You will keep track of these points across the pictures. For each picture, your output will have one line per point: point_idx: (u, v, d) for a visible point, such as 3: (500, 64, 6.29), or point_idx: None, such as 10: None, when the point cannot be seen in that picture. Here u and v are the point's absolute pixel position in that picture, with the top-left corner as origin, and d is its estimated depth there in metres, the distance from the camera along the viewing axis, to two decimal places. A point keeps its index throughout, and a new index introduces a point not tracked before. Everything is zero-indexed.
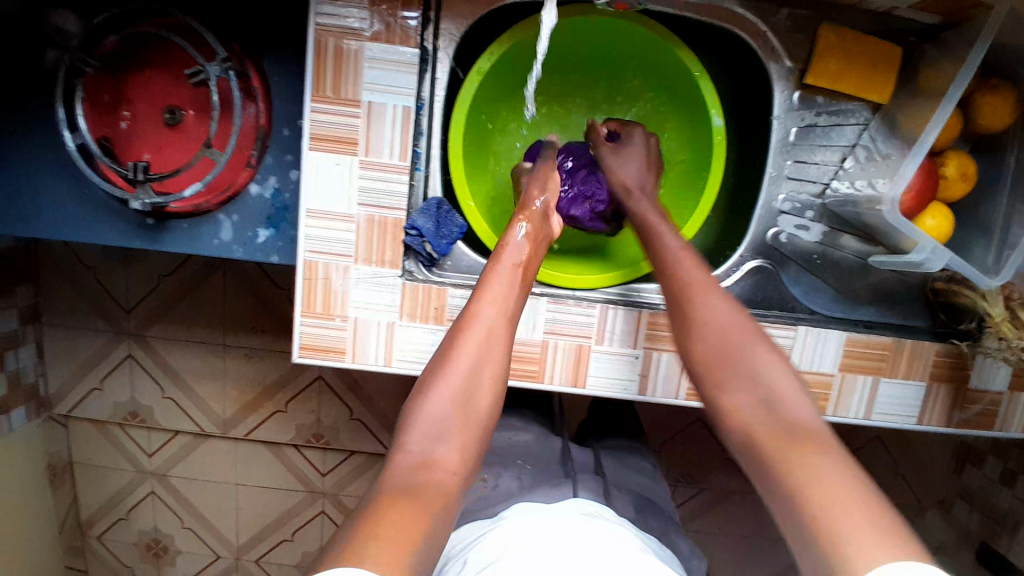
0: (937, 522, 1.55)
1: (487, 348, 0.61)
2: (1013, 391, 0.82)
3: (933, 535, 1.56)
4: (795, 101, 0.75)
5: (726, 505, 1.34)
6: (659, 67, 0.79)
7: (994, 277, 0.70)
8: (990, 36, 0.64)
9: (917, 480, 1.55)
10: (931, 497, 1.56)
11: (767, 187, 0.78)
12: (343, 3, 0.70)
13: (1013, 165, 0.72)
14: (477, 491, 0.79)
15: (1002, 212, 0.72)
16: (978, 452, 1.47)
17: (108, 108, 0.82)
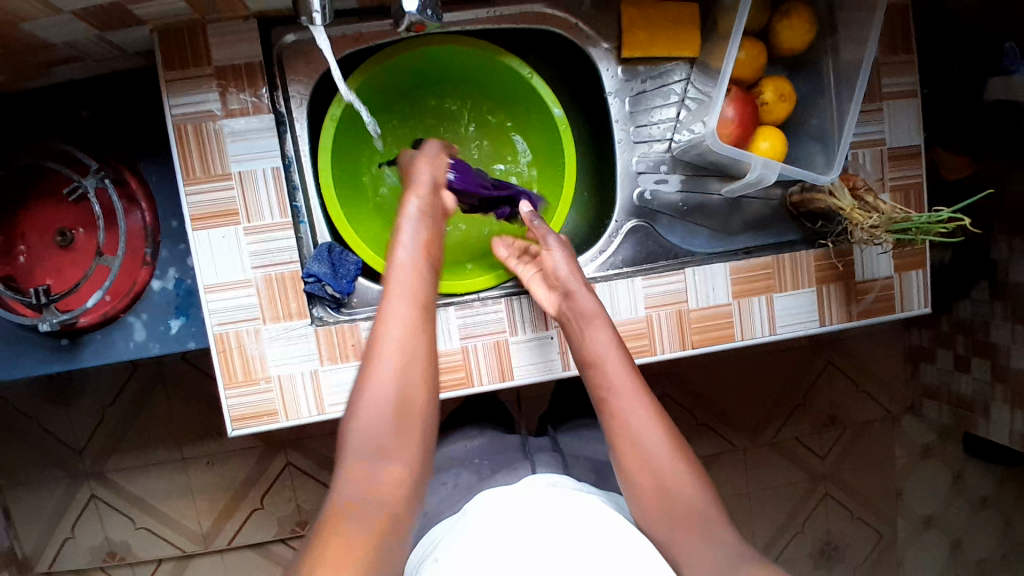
0: (915, 428, 1.48)
1: (412, 351, 0.59)
2: (900, 271, 0.88)
3: (915, 441, 1.49)
4: (621, 75, 0.83)
5: (718, 464, 1.44)
6: (497, 77, 0.86)
7: (829, 173, 0.79)
8: None
9: (880, 390, 1.47)
10: (902, 405, 1.48)
11: (621, 154, 0.86)
12: (195, 90, 0.75)
13: (832, 71, 0.81)
14: (438, 492, 0.80)
15: (834, 116, 0.81)
16: (928, 349, 1.38)
17: (4, 248, 0.84)
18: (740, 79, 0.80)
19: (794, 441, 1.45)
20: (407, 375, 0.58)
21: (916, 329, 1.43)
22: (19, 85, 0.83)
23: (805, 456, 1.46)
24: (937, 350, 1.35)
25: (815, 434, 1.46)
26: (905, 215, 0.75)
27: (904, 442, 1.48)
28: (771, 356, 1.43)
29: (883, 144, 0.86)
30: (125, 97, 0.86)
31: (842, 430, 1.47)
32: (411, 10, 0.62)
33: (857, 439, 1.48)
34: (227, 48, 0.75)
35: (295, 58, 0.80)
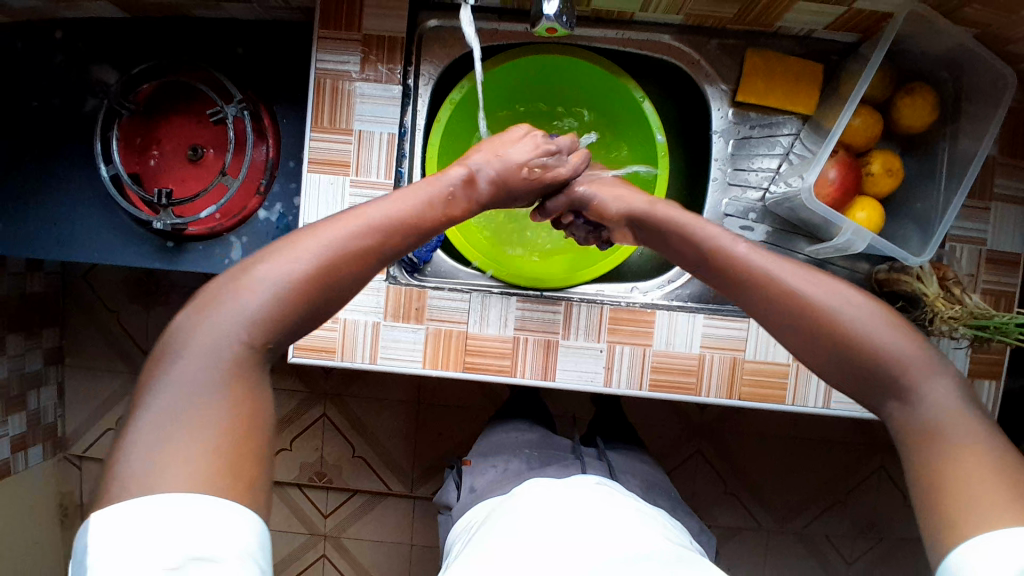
0: None
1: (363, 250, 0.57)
2: (973, 377, 0.84)
3: None
4: (731, 117, 0.85)
5: (736, 539, 1.39)
6: (611, 96, 0.90)
7: (919, 257, 0.78)
8: (891, 39, 0.74)
9: None
10: None
11: (712, 194, 0.87)
12: (339, 51, 0.83)
13: (947, 159, 0.80)
14: (489, 473, 0.85)
15: (940, 204, 0.80)
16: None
17: (139, 148, 0.95)
18: (849, 145, 0.80)
19: (823, 536, 1.39)
20: (322, 275, 0.54)
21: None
22: (188, 11, 0.93)
23: (832, 558, 1.40)
24: None
25: (848, 538, 1.39)
26: (987, 311, 0.75)
27: None
28: (820, 440, 1.37)
29: (983, 245, 0.83)
30: (275, 44, 0.95)
31: (877, 541, 1.39)
32: (550, 11, 0.65)
33: (891, 554, 1.40)
34: (376, 19, 0.82)
35: (432, 42, 0.87)
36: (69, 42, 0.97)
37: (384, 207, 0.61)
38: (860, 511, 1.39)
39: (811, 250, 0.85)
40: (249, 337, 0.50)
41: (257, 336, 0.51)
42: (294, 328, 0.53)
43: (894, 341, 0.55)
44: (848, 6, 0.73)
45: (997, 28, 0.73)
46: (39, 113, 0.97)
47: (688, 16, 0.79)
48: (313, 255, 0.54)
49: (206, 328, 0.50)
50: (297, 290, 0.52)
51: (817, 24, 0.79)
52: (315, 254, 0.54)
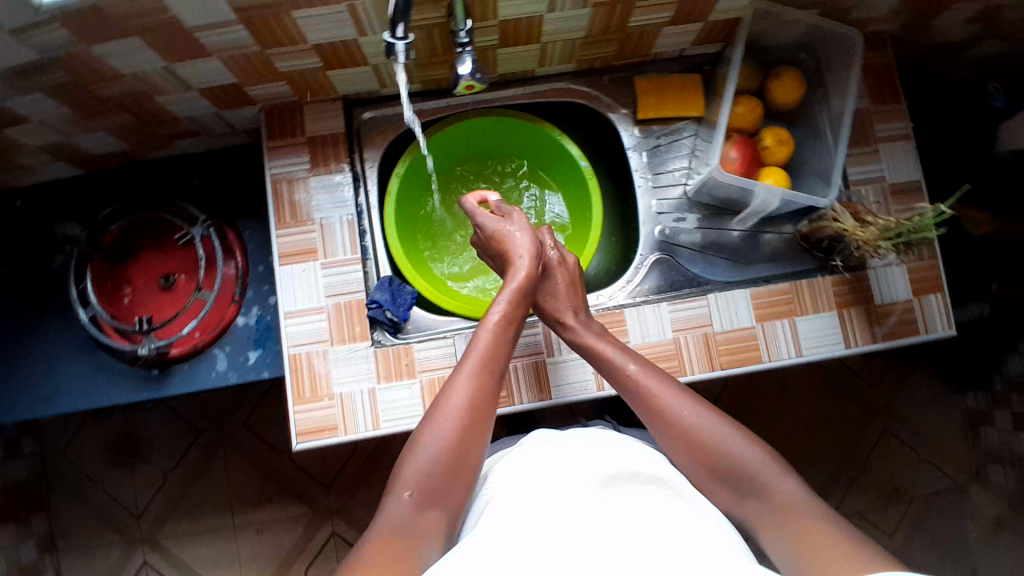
0: (985, 498, 1.39)
1: (467, 422, 0.70)
2: (919, 294, 0.92)
3: (984, 512, 1.38)
4: (637, 133, 0.99)
5: None
6: (534, 142, 1.03)
7: (824, 198, 0.89)
8: (743, 39, 0.90)
9: (943, 459, 1.43)
10: (965, 473, 1.42)
11: (641, 199, 0.99)
12: (290, 156, 0.93)
13: (826, 122, 0.94)
14: (499, 446, 0.89)
15: (832, 158, 0.92)
16: (984, 411, 1.36)
17: (112, 290, 0.99)
18: (742, 129, 0.93)
19: (856, 514, 1.40)
20: (467, 423, 0.70)
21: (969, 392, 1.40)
22: (141, 155, 1.02)
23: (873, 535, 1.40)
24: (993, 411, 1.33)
25: (879, 510, 1.41)
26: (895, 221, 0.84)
27: (971, 514, 1.40)
28: (818, 420, 1.43)
29: (884, 179, 0.95)
30: (227, 170, 1.05)
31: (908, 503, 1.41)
32: (465, 71, 0.77)
33: (925, 516, 1.41)
34: (317, 122, 0.94)
35: (370, 132, 0.98)
36: (29, 207, 1.04)
37: (461, 380, 0.73)
38: (881, 479, 1.42)
39: (738, 222, 0.96)
40: (418, 490, 0.66)
41: (424, 489, 0.66)
42: (456, 471, 0.68)
43: (726, 433, 0.72)
44: (702, 21, 0.88)
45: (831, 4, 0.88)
46: (7, 279, 1.02)
47: (579, 62, 0.95)
48: (434, 449, 0.68)
49: (386, 507, 0.66)
50: (430, 476, 0.67)
51: (683, 43, 0.94)
52: (442, 436, 0.69)
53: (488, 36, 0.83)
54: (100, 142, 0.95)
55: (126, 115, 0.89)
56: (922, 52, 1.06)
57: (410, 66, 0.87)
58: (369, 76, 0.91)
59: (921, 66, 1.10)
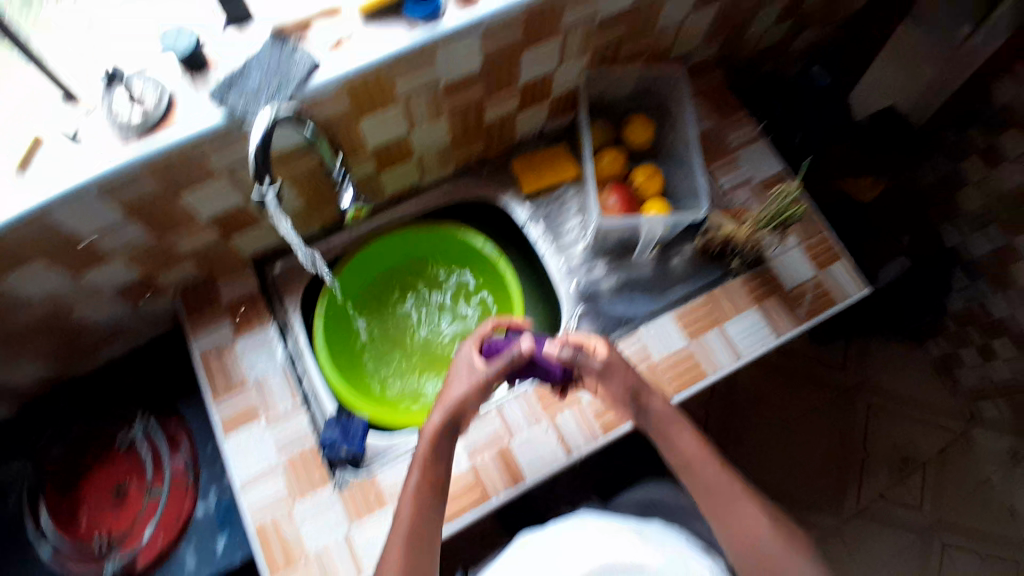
0: (986, 438, 1.58)
1: None
2: (822, 267, 0.98)
3: (998, 449, 1.57)
4: (526, 205, 1.02)
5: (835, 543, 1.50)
6: (442, 244, 1.05)
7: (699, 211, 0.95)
8: (585, 104, 1.00)
9: (935, 412, 1.61)
10: (962, 419, 1.61)
11: (550, 263, 1.01)
12: (215, 324, 0.96)
13: (682, 145, 1.01)
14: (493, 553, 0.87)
15: (696, 177, 0.99)
16: (952, 354, 1.57)
17: (67, 515, 0.96)
18: (613, 176, 1.00)
19: (880, 498, 1.54)
20: None
21: (935, 340, 1.60)
22: (67, 375, 1.02)
23: (908, 510, 1.53)
24: (959, 352, 1.55)
25: (900, 481, 1.55)
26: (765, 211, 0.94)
27: (982, 460, 1.57)
28: (813, 419, 1.62)
29: (751, 179, 1.01)
30: (159, 359, 1.06)
31: (921, 470, 1.56)
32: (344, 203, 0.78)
33: (940, 472, 1.57)
34: (232, 287, 0.98)
35: (285, 281, 1.02)
36: None
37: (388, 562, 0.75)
38: (888, 450, 1.57)
39: (637, 254, 1.01)
40: None
41: None
42: None
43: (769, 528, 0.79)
44: (547, 96, 0.97)
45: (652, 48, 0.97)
46: None
47: (457, 162, 1.01)
48: None
49: None
50: None
51: (538, 119, 1.02)
52: None
53: (364, 164, 0.89)
54: (28, 371, 0.95)
55: (49, 336, 0.91)
56: (747, 59, 1.17)
57: (301, 211, 0.91)
58: (266, 232, 0.95)
59: (752, 72, 1.22)
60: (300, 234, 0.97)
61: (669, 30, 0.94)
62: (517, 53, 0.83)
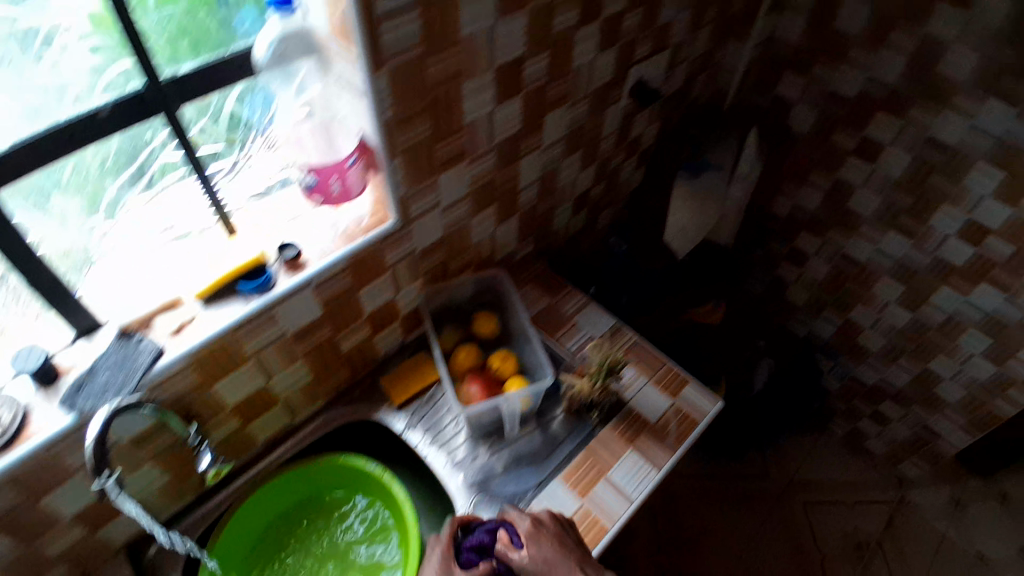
0: (910, 502, 1.85)
1: None
2: (675, 396, 1.08)
3: (938, 504, 1.85)
4: (396, 412, 1.02)
5: None
6: (331, 476, 0.99)
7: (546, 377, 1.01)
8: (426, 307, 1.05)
9: (856, 495, 1.87)
10: (887, 491, 1.87)
11: (433, 464, 0.99)
12: None
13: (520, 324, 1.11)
14: None
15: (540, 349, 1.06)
16: (854, 430, 1.89)
17: None
18: (470, 366, 1.04)
19: None
20: None
21: (833, 424, 1.94)
22: None
23: None
24: (857, 425, 1.87)
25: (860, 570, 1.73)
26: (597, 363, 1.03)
27: (920, 525, 1.81)
28: (768, 538, 1.78)
29: (593, 336, 1.14)
30: None
31: (877, 550, 1.77)
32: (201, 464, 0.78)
33: (895, 547, 1.78)
34: None
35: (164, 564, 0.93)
36: None
37: None
38: (840, 540, 1.79)
39: (510, 429, 1.02)
40: None
41: None
42: None
43: None
44: (396, 313, 1.02)
45: (478, 256, 1.11)
46: None
47: (328, 395, 1.01)
48: None
49: None
50: None
51: (396, 336, 1.06)
52: None
53: (226, 426, 0.87)
54: None
55: None
56: (567, 240, 1.38)
57: (163, 487, 0.87)
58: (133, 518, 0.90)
59: (577, 245, 1.43)
60: (170, 511, 0.91)
61: (485, 241, 1.10)
62: (351, 295, 0.89)
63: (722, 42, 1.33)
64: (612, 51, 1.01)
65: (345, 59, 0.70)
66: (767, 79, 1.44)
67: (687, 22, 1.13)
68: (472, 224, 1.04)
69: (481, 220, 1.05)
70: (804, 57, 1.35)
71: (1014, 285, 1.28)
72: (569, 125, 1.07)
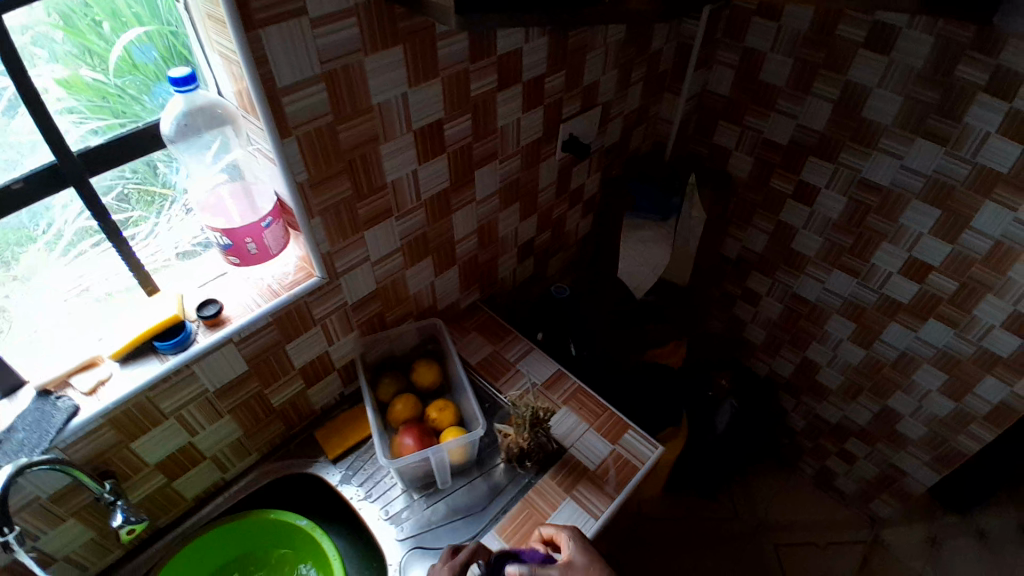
0: (885, 542, 1.82)
1: None
2: (615, 441, 1.06)
3: (913, 543, 1.81)
4: (332, 466, 1.02)
5: None
6: (260, 534, 0.97)
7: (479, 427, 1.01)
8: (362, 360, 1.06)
9: (830, 538, 1.83)
10: (861, 532, 1.84)
11: (366, 518, 0.98)
12: None
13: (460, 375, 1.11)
14: None
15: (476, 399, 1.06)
16: (823, 470, 1.87)
17: None
18: (408, 418, 1.04)
19: None
20: None
21: (802, 464, 1.92)
22: None
23: None
24: (826, 464, 1.85)
25: None
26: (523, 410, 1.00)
27: (897, 566, 1.77)
28: None
29: (535, 382, 1.14)
30: None
31: None
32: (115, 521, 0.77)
33: None
34: None
35: None
36: None
37: None
38: None
39: (442, 482, 1.02)
40: None
41: None
42: None
43: None
44: (331, 367, 1.03)
45: (417, 308, 1.13)
46: None
47: (261, 448, 1.01)
48: None
49: None
50: None
51: (333, 389, 1.07)
52: None
53: (152, 478, 0.87)
54: None
55: None
56: (516, 288, 1.41)
57: (80, 548, 0.85)
58: (65, 569, 0.84)
59: (528, 292, 1.45)
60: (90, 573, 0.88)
61: (423, 291, 1.11)
62: (279, 348, 0.91)
63: (656, 98, 1.40)
64: (538, 111, 1.07)
65: (254, 127, 0.74)
66: (705, 129, 1.50)
67: (614, 82, 1.22)
68: (408, 278, 1.06)
69: (418, 272, 1.07)
70: (735, 109, 1.41)
71: (960, 321, 1.31)
72: (502, 179, 1.11)
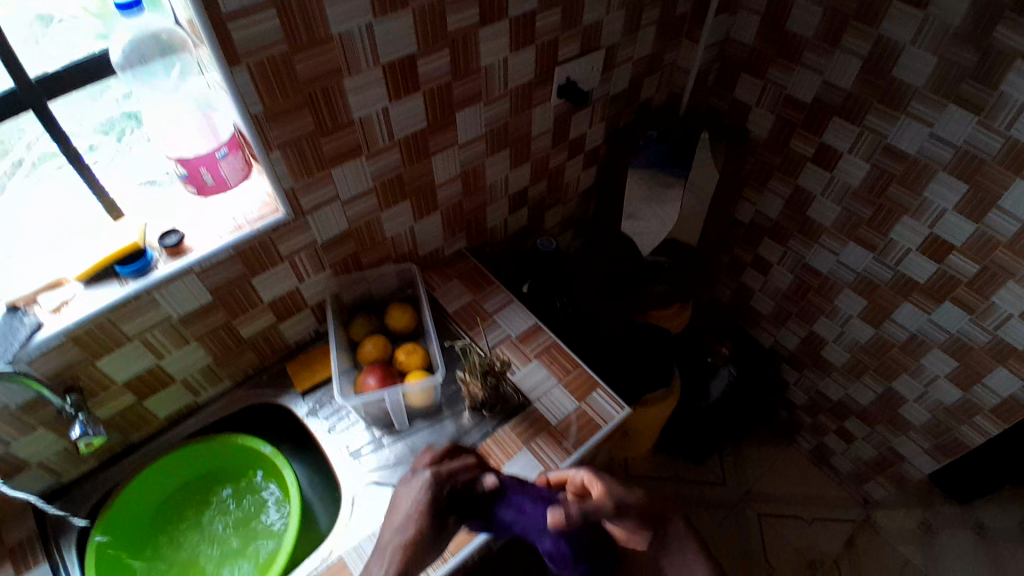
0: (876, 524, 1.78)
1: None
2: (581, 399, 1.05)
3: (905, 528, 1.77)
4: (301, 399, 1.05)
5: None
6: (230, 456, 1.02)
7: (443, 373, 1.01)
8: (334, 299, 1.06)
9: (819, 514, 1.81)
10: (853, 512, 1.81)
11: (327, 450, 1.01)
12: None
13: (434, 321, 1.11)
14: None
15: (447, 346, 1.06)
16: (820, 446, 1.83)
17: None
18: (376, 359, 1.05)
19: None
20: None
21: (801, 438, 1.88)
22: None
23: None
24: (823, 441, 1.81)
25: None
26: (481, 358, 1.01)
27: (886, 549, 1.74)
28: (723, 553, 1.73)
29: (509, 334, 1.13)
30: None
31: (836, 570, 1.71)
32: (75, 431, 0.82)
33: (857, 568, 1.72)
34: None
35: None
36: None
37: None
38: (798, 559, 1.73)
39: (400, 424, 1.04)
40: None
41: None
42: None
43: None
44: (303, 305, 1.04)
45: (395, 252, 1.11)
46: None
47: (234, 376, 1.04)
48: None
49: None
50: None
51: (307, 325, 1.08)
52: None
53: (122, 397, 0.91)
54: None
55: None
56: (509, 237, 1.38)
57: (56, 454, 0.90)
58: (41, 474, 0.90)
59: (521, 243, 1.42)
60: (67, 477, 0.94)
61: (401, 235, 1.10)
62: (243, 281, 0.91)
63: (671, 45, 1.31)
64: (528, 51, 1.01)
65: (207, 56, 0.74)
66: (726, 81, 1.39)
67: (621, 25, 1.13)
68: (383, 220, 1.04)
69: (395, 215, 1.05)
70: (757, 62, 1.31)
71: (977, 306, 1.22)
72: (488, 124, 1.06)
